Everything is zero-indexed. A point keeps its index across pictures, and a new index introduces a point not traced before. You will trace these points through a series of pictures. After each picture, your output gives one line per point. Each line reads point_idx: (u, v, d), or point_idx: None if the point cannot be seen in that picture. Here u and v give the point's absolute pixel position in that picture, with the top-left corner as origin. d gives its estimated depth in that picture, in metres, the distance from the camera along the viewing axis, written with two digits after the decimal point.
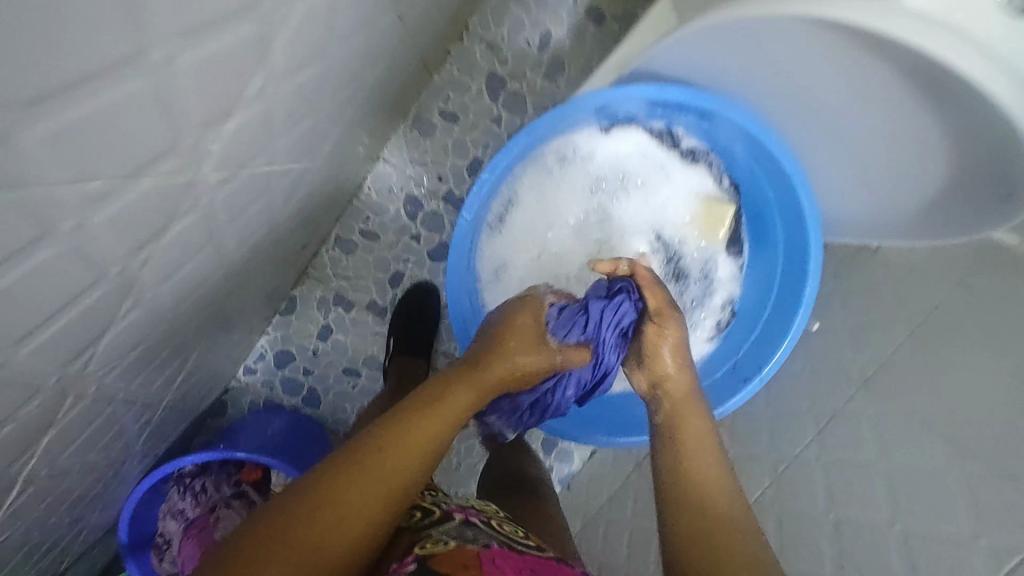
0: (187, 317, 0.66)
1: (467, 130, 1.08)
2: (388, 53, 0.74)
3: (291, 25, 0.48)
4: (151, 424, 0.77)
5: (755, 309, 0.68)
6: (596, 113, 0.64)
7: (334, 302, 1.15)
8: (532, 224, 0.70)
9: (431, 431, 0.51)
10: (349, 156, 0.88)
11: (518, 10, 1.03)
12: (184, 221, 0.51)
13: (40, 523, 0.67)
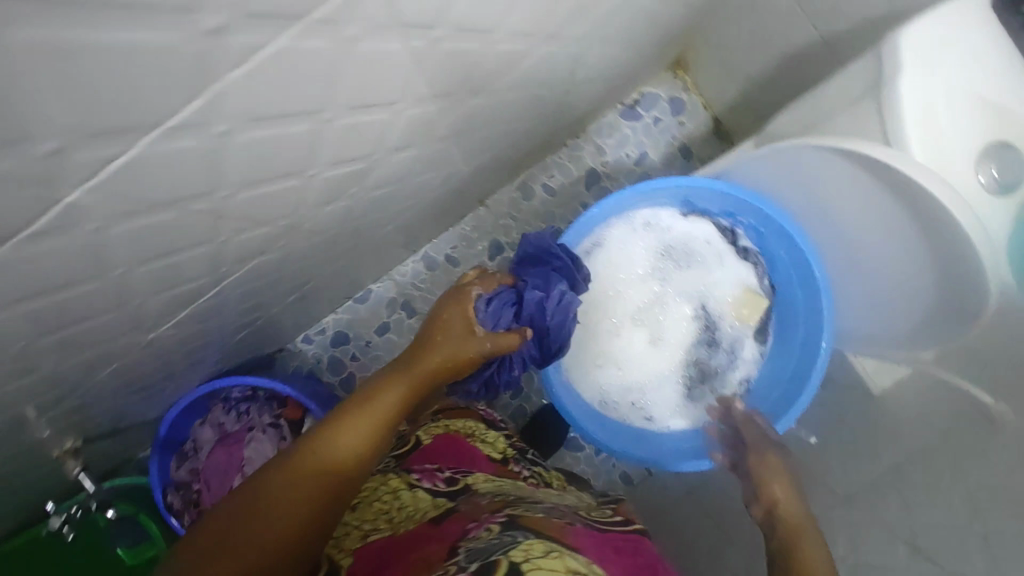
0: (314, 257, 0.80)
1: (558, 205, 1.29)
2: (536, 118, 0.94)
3: (512, 75, 0.68)
4: (247, 335, 0.90)
5: (766, 388, 0.81)
6: (686, 193, 0.79)
7: (400, 307, 1.30)
8: (607, 263, 0.82)
9: (365, 430, 0.55)
10: (471, 186, 1.06)
11: (628, 130, 1.28)
12: (370, 182, 0.67)
13: (147, 384, 0.78)
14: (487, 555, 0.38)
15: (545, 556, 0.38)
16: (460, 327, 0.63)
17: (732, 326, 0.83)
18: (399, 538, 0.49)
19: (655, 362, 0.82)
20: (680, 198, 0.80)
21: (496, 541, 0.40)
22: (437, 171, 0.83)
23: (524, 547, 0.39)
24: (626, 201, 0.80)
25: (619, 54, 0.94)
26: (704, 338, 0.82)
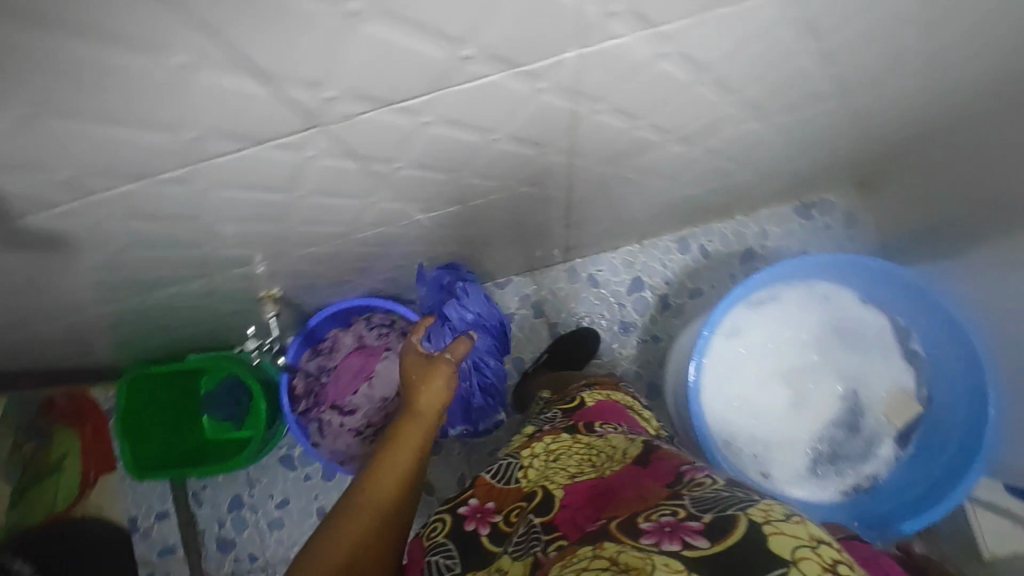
0: (509, 212, 0.84)
1: (707, 268, 1.29)
2: (751, 170, 0.96)
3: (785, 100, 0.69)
4: (416, 256, 0.94)
5: (896, 492, 0.81)
6: (877, 282, 0.81)
7: (530, 305, 1.32)
8: (770, 319, 0.84)
9: (399, 461, 0.62)
10: (654, 211, 1.07)
11: (800, 223, 1.28)
12: (614, 144, 0.69)
13: (326, 255, 0.81)
14: (724, 508, 0.45)
15: (786, 523, 0.43)
16: (423, 362, 0.70)
17: (876, 422, 0.83)
18: (611, 479, 0.56)
19: (787, 427, 0.83)
20: (868, 284, 0.82)
21: (723, 498, 0.47)
22: (647, 171, 0.86)
23: (764, 510, 0.44)
24: (815, 270, 0.82)
25: (852, 142, 0.94)
26: (842, 422, 0.83)
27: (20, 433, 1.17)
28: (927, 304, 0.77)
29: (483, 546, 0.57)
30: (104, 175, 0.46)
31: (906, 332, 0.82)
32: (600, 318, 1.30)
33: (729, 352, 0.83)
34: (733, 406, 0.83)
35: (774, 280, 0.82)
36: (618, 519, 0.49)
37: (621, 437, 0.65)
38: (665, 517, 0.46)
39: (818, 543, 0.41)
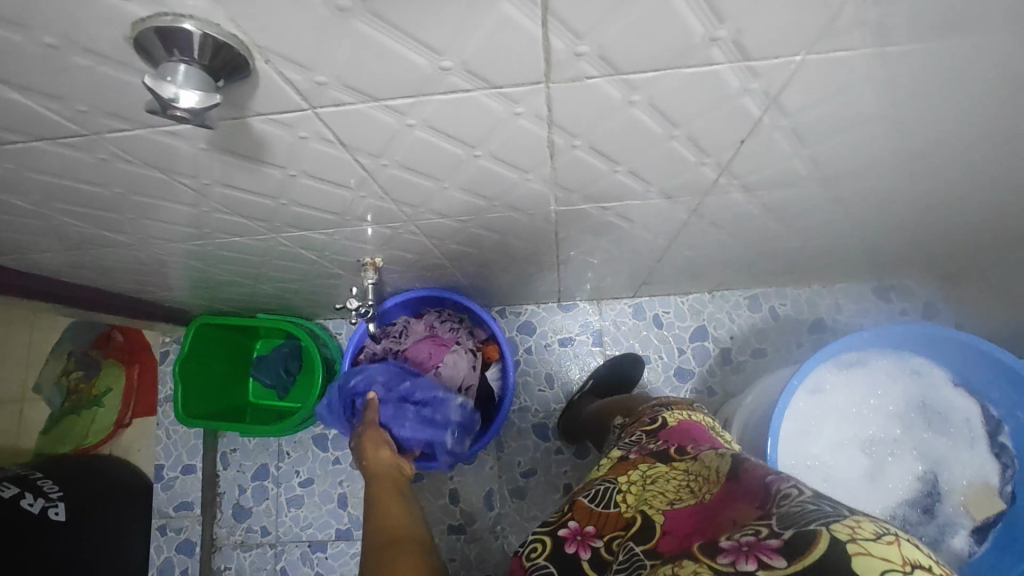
0: (614, 237, 0.85)
1: (775, 330, 1.29)
2: (851, 243, 0.96)
3: (922, 186, 0.70)
4: (511, 260, 0.96)
5: None
6: (972, 365, 0.80)
7: (592, 332, 1.32)
8: (855, 385, 0.82)
9: (391, 501, 0.75)
10: (738, 266, 1.08)
11: (876, 304, 1.27)
12: (750, 201, 0.70)
13: (435, 244, 0.83)
14: (806, 524, 0.41)
15: (875, 543, 0.38)
16: (371, 436, 0.94)
17: (954, 511, 0.80)
18: (710, 502, 0.51)
19: (860, 498, 0.80)
20: (962, 366, 0.81)
21: (807, 510, 0.43)
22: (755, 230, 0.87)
23: (851, 526, 0.40)
24: (910, 341, 0.81)
25: (956, 234, 0.94)
26: (919, 503, 0.79)
27: (70, 358, 1.25)
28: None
29: (583, 573, 0.53)
30: (325, 144, 0.48)
31: (993, 420, 0.80)
32: (659, 360, 1.30)
33: (810, 409, 0.81)
34: (811, 466, 0.79)
35: (866, 344, 0.80)
36: (703, 541, 0.46)
37: (712, 453, 0.58)
38: (746, 536, 0.43)
39: (913, 570, 0.36)
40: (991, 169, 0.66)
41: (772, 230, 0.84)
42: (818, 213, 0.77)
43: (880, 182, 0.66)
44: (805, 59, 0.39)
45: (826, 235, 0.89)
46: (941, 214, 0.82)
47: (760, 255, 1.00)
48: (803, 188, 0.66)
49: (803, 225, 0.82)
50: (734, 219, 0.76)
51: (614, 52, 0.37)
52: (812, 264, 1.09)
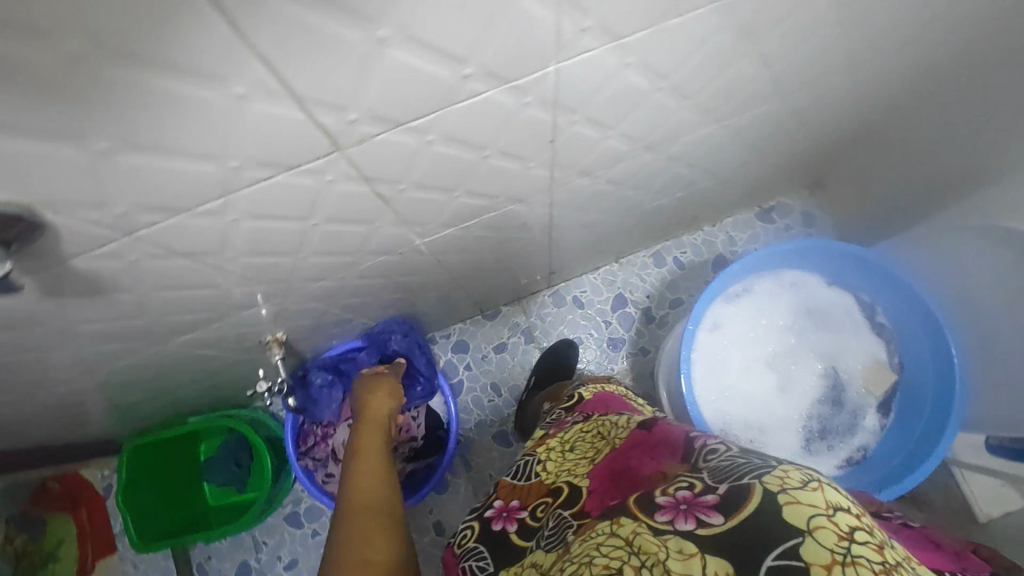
0: (498, 246, 0.89)
1: (684, 278, 1.37)
2: (714, 184, 1.03)
3: (745, 124, 0.76)
4: (414, 293, 0.99)
5: (887, 459, 0.85)
6: (837, 264, 0.88)
7: (521, 331, 1.36)
8: (747, 310, 0.90)
9: (368, 460, 0.78)
10: (626, 233, 1.15)
11: (762, 227, 1.37)
12: (604, 176, 0.74)
13: (330, 303, 0.84)
14: (738, 479, 0.42)
15: (802, 490, 0.38)
16: (380, 378, 0.99)
17: (858, 394, 0.88)
18: (630, 457, 0.54)
19: (776, 410, 0.87)
20: (827, 266, 0.89)
21: (739, 465, 0.44)
22: (623, 203, 0.93)
23: (780, 476, 0.40)
24: (781, 259, 0.89)
25: (801, 154, 1.03)
26: (829, 397, 0.88)
27: (10, 525, 1.10)
28: (884, 277, 0.84)
29: (511, 545, 0.55)
30: (163, 258, 0.49)
31: (869, 306, 0.89)
32: (590, 337, 1.35)
33: (714, 345, 0.88)
34: (726, 396, 0.86)
35: (744, 273, 0.88)
36: (636, 495, 0.46)
37: (623, 415, 0.62)
38: (681, 492, 0.43)
39: (837, 509, 0.36)
40: (787, 98, 0.73)
41: (634, 198, 0.90)
42: (664, 173, 0.83)
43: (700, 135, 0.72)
44: (557, 68, 0.44)
45: (685, 185, 0.96)
46: (771, 142, 0.91)
47: (639, 219, 1.07)
48: (634, 160, 0.71)
49: (659, 185, 0.89)
50: (592, 200, 0.82)
51: (383, 110, 0.40)
52: (691, 211, 1.17)
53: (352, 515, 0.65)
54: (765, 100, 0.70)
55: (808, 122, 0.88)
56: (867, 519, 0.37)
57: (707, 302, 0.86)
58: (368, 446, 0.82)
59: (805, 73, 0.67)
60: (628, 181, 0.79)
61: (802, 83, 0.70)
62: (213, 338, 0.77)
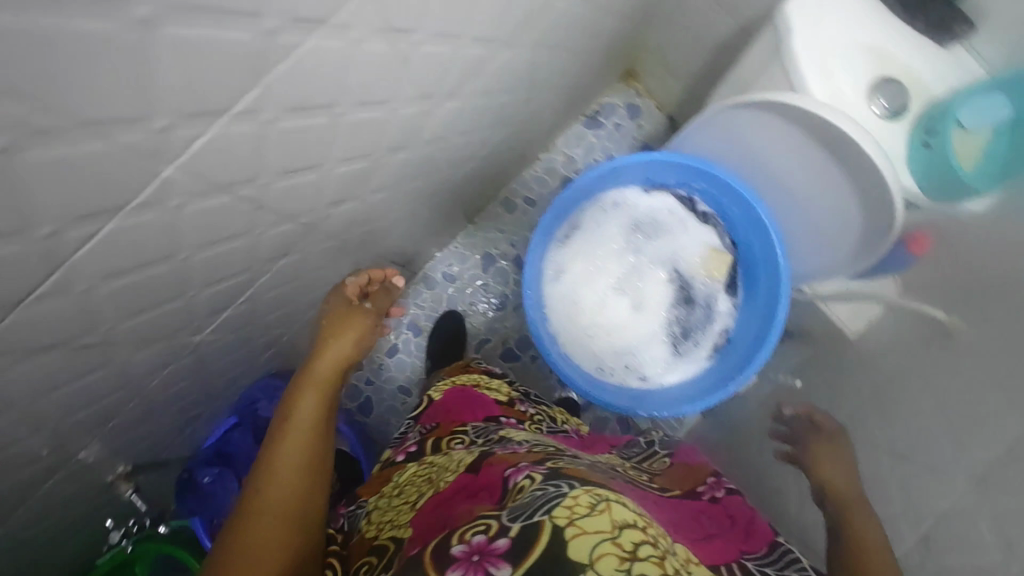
0: (335, 269, 0.89)
1: (539, 211, 1.41)
2: (516, 122, 1.05)
3: (502, 73, 0.77)
4: (274, 341, 0.96)
5: (743, 335, 0.93)
6: (646, 173, 0.93)
7: (406, 327, 1.36)
8: (583, 246, 0.97)
9: (306, 415, 0.71)
10: (460, 195, 1.17)
11: (593, 137, 1.43)
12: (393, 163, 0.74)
13: (181, 394, 0.81)
14: (532, 515, 0.45)
15: (590, 515, 0.44)
16: (348, 319, 0.84)
17: (705, 283, 0.96)
18: (444, 500, 0.56)
19: (636, 325, 0.96)
20: (640, 177, 0.94)
21: (536, 498, 0.47)
22: (436, 177, 0.94)
23: (570, 505, 0.44)
24: (594, 189, 0.95)
25: (580, 64, 1.07)
26: (681, 295, 0.97)
27: None
28: (686, 174, 0.91)
29: None
30: None
31: (691, 199, 0.95)
32: (473, 304, 1.38)
33: (563, 290, 0.96)
34: (588, 332, 0.96)
35: (564, 217, 0.96)
36: (437, 540, 0.48)
37: (454, 456, 0.64)
38: (476, 537, 0.45)
39: (619, 531, 0.43)
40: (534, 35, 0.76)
41: (447, 164, 0.91)
42: (460, 135, 0.85)
43: (471, 93, 0.74)
44: (246, 121, 0.43)
45: (491, 134, 0.98)
46: (549, 67, 0.93)
47: (468, 176, 1.09)
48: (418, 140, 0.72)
49: (463, 146, 0.90)
50: (402, 184, 0.82)
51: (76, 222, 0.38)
52: (515, 149, 1.20)
53: (258, 512, 0.61)
54: (513, 44, 0.73)
55: (572, 41, 0.91)
56: (644, 532, 0.44)
57: (539, 258, 0.95)
58: (310, 411, 0.71)
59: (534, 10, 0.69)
60: (420, 164, 0.80)
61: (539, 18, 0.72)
62: (70, 476, 0.72)
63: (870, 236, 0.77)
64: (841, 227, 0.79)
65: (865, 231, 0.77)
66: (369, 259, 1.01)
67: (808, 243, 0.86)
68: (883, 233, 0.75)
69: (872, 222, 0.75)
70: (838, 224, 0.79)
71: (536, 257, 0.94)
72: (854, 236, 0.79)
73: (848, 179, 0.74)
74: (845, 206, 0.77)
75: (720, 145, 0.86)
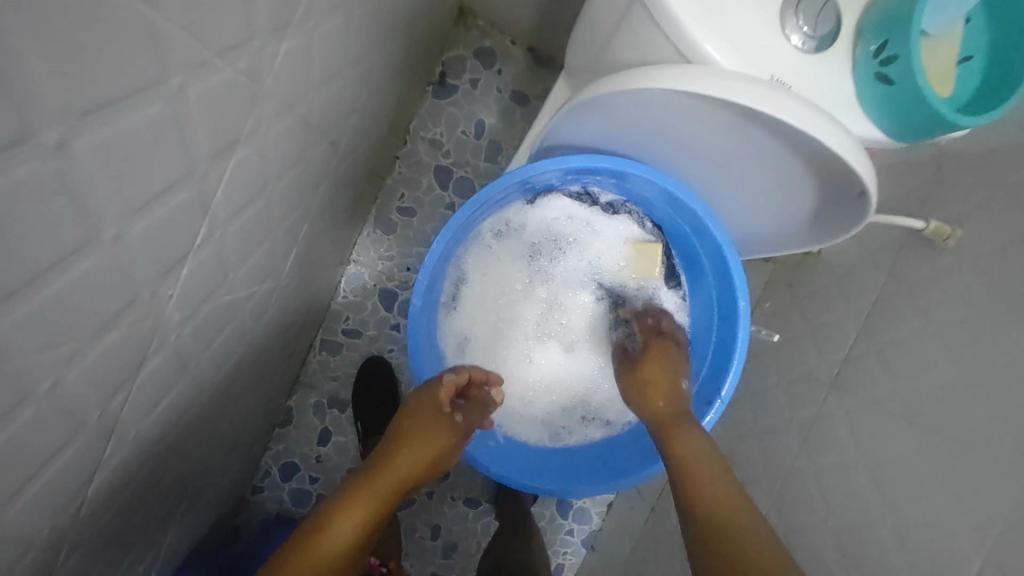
0: (177, 472, 0.67)
1: (424, 218, 1.17)
2: (340, 165, 0.78)
3: (264, 162, 0.50)
4: (154, 560, 0.75)
5: (705, 334, 0.76)
6: (523, 186, 0.72)
7: (328, 405, 1.20)
8: (483, 302, 0.78)
9: (336, 539, 0.55)
10: (317, 262, 0.92)
11: (451, 108, 1.16)
12: (159, 357, 0.48)
13: None
14: None
15: None
16: (433, 425, 0.66)
17: (639, 284, 0.79)
18: None
19: (578, 363, 0.80)
20: (516, 193, 0.73)
21: None
22: (261, 299, 0.69)
23: None
24: (466, 230, 0.73)
25: (394, 57, 0.79)
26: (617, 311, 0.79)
27: None
28: (573, 175, 0.70)
29: None
30: None
31: (588, 193, 0.75)
32: (393, 351, 1.19)
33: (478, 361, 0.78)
34: (526, 396, 0.79)
35: (444, 282, 0.75)
36: None
37: None
38: None
39: None
40: (292, 91, 0.49)
41: (262, 276, 0.65)
42: (253, 249, 0.58)
43: (227, 219, 0.48)
44: None
45: (311, 199, 0.71)
46: (351, 88, 0.65)
47: (309, 246, 0.82)
48: (170, 324, 0.46)
49: (272, 245, 0.63)
50: (200, 353, 0.56)
51: None
52: (360, 174, 0.92)
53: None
54: (262, 127, 0.46)
55: (364, 41, 0.62)
56: None
57: (428, 346, 0.73)
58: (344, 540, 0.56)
59: (265, 71, 0.42)
60: (213, 325, 0.56)
61: (284, 69, 0.45)
62: None
63: (831, 209, 0.56)
64: (787, 202, 0.59)
65: (822, 204, 0.56)
66: (224, 411, 0.76)
67: (752, 220, 0.66)
68: (851, 207, 0.53)
69: (828, 193, 0.55)
70: (781, 199, 0.59)
71: (424, 346, 0.72)
72: (807, 210, 0.58)
73: (783, 152, 0.52)
74: (785, 179, 0.56)
75: (603, 137, 0.65)
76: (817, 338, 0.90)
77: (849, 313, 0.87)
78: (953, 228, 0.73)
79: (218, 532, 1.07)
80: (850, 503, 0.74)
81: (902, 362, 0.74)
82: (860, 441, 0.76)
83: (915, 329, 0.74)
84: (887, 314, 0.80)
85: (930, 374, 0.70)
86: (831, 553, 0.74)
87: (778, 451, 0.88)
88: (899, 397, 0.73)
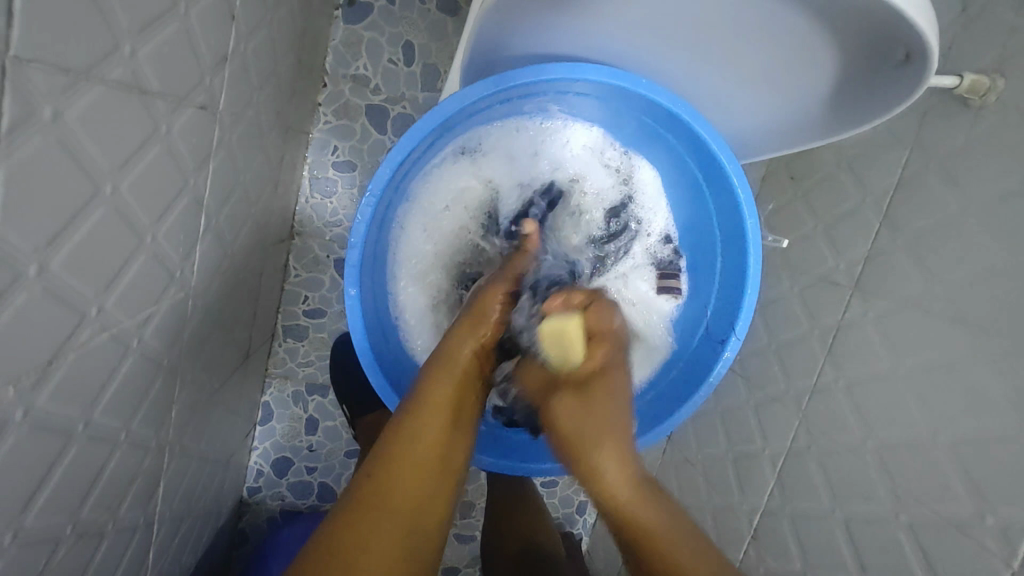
0: (121, 530, 0.56)
1: (367, 170, 1.01)
2: (237, 129, 0.62)
3: (88, 150, 0.36)
4: None
5: (705, 273, 0.66)
6: (512, 100, 0.59)
7: (308, 392, 1.09)
8: (442, 240, 0.68)
9: (434, 424, 0.50)
10: (247, 244, 0.78)
11: (370, 33, 0.98)
12: (13, 437, 0.36)
13: None
14: None
15: None
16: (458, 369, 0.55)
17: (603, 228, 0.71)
18: None
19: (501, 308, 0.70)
20: (498, 109, 0.61)
21: None
22: (170, 312, 0.55)
23: None
24: (436, 135, 0.59)
25: None
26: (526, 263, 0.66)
27: None
28: (527, 95, 0.58)
29: None
30: None
31: (591, 126, 0.67)
32: None
33: (418, 298, 0.67)
34: None
35: (393, 241, 0.64)
36: None
37: None
38: None
39: None
40: (90, 45, 0.33)
41: (157, 294, 0.51)
42: (122, 266, 0.44)
43: (47, 247, 0.34)
44: None
45: (201, 180, 0.55)
46: (209, 25, 0.48)
47: (224, 234, 0.67)
48: (2, 404, 0.34)
49: (155, 253, 0.49)
50: (88, 410, 0.44)
51: None
52: (271, 134, 0.76)
53: (406, 474, 0.47)
54: (53, 108, 0.32)
55: None
56: None
57: (375, 258, 0.61)
58: (448, 399, 0.52)
59: (14, 22, 0.27)
60: (100, 371, 0.44)
61: (57, 12, 0.30)
62: None
63: (855, 88, 0.45)
64: (802, 87, 0.48)
65: (847, 83, 0.45)
66: (170, 446, 0.65)
67: (752, 121, 0.55)
68: (893, 80, 0.42)
69: (856, 66, 0.43)
70: (795, 83, 0.47)
71: (372, 326, 0.60)
72: (826, 94, 0.47)
73: (788, 12, 0.41)
74: (801, 54, 0.45)
75: (561, 42, 0.53)
76: (832, 234, 0.78)
77: (867, 199, 0.75)
78: (992, 78, 0.61)
79: (218, 544, 0.99)
80: (887, 418, 0.65)
81: (940, 250, 0.63)
82: (895, 347, 0.66)
83: (955, 207, 0.63)
84: (914, 195, 0.68)
85: (976, 262, 0.59)
86: (873, 473, 0.66)
87: (801, 365, 0.79)
88: (940, 292, 0.62)
